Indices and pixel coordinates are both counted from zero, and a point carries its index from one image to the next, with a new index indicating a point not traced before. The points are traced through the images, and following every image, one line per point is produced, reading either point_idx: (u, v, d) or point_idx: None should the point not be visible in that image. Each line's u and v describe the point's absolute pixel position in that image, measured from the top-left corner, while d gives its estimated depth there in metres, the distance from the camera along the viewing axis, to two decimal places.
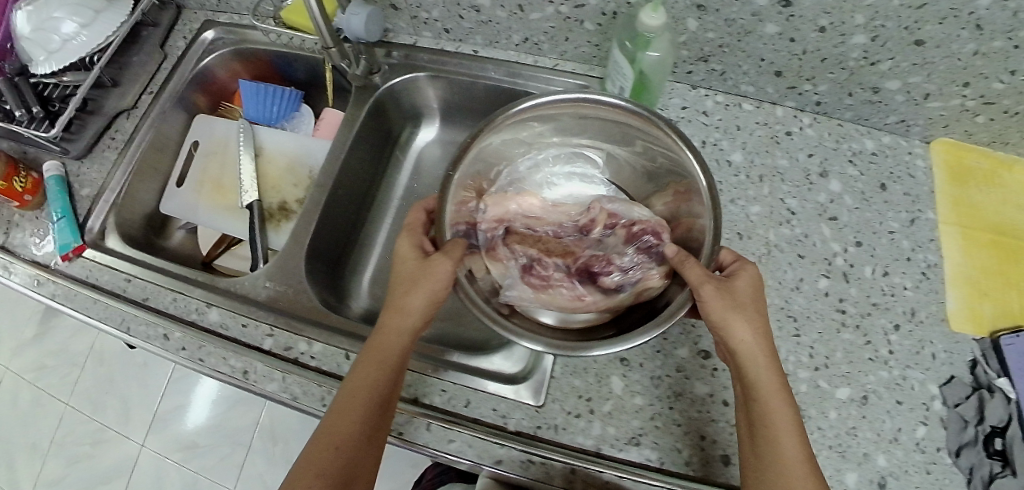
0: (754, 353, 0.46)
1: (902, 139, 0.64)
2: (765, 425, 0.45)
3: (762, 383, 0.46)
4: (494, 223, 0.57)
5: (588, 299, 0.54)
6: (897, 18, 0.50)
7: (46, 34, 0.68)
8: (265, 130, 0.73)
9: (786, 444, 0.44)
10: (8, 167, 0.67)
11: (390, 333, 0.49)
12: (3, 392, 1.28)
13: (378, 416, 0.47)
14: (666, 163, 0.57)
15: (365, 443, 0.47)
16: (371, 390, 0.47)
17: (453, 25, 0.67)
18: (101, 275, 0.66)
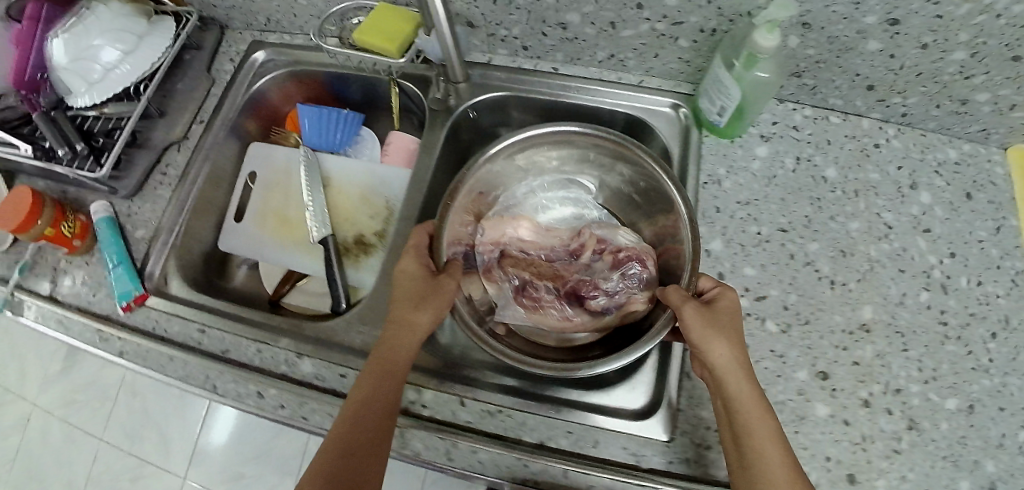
0: (734, 369, 0.47)
1: (980, 147, 0.65)
2: (755, 444, 0.44)
3: (747, 402, 0.45)
4: (489, 246, 0.65)
5: (577, 320, 0.62)
6: (1001, 35, 0.50)
7: (86, 63, 0.62)
8: (332, 158, 0.70)
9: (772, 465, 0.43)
10: (56, 212, 0.61)
11: (399, 339, 0.50)
12: (34, 427, 1.22)
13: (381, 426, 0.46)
14: (654, 196, 0.63)
15: (368, 456, 0.45)
16: (378, 397, 0.47)
17: (533, 42, 0.64)
18: (172, 325, 0.61)
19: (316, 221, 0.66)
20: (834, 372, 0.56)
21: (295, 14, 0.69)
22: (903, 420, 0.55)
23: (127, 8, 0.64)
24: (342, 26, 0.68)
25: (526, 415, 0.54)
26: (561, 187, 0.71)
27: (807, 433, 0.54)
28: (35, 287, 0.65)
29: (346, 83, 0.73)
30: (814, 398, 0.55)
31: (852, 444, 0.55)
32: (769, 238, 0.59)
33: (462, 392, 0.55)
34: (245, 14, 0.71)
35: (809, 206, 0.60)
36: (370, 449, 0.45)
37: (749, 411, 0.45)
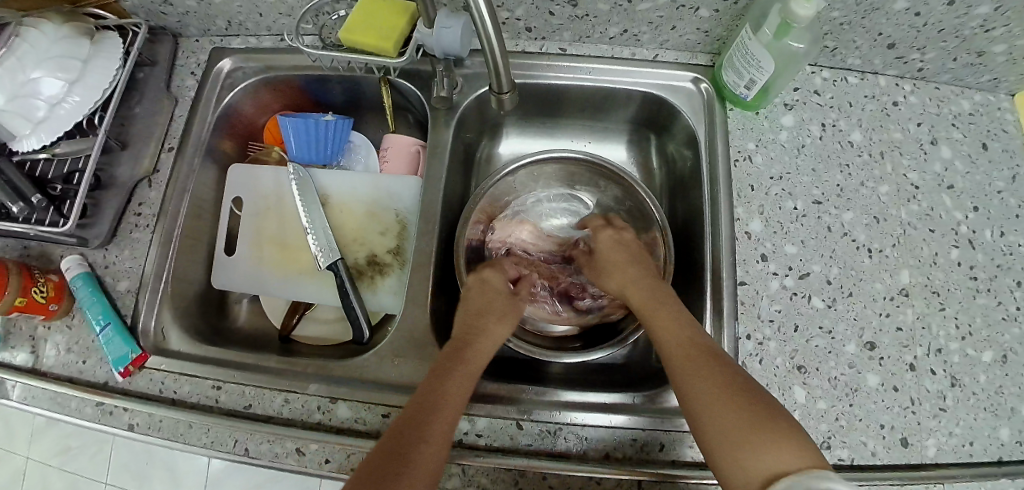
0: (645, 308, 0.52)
1: (990, 95, 0.65)
2: (685, 372, 0.45)
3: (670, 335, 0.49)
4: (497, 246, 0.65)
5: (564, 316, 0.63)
6: None
7: (27, 100, 0.53)
8: (327, 173, 0.63)
9: (703, 388, 0.44)
10: (23, 278, 0.54)
11: (461, 361, 0.48)
12: (29, 481, 1.07)
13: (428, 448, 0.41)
14: (644, 218, 0.64)
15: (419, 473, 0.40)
16: (433, 416, 0.43)
17: (539, 24, 0.59)
18: (182, 385, 0.55)
19: (321, 246, 0.59)
20: (880, 341, 0.55)
21: (261, 13, 0.60)
22: (945, 378, 0.55)
23: (65, 29, 0.56)
24: (318, 23, 0.60)
25: (588, 429, 0.51)
26: (562, 201, 0.68)
27: (861, 405, 0.54)
28: (16, 360, 0.58)
29: (328, 87, 0.66)
30: (864, 369, 0.54)
31: (905, 409, 0.54)
32: (806, 213, 0.58)
33: (517, 414, 0.51)
34: (201, 19, 0.63)
35: (839, 174, 0.60)
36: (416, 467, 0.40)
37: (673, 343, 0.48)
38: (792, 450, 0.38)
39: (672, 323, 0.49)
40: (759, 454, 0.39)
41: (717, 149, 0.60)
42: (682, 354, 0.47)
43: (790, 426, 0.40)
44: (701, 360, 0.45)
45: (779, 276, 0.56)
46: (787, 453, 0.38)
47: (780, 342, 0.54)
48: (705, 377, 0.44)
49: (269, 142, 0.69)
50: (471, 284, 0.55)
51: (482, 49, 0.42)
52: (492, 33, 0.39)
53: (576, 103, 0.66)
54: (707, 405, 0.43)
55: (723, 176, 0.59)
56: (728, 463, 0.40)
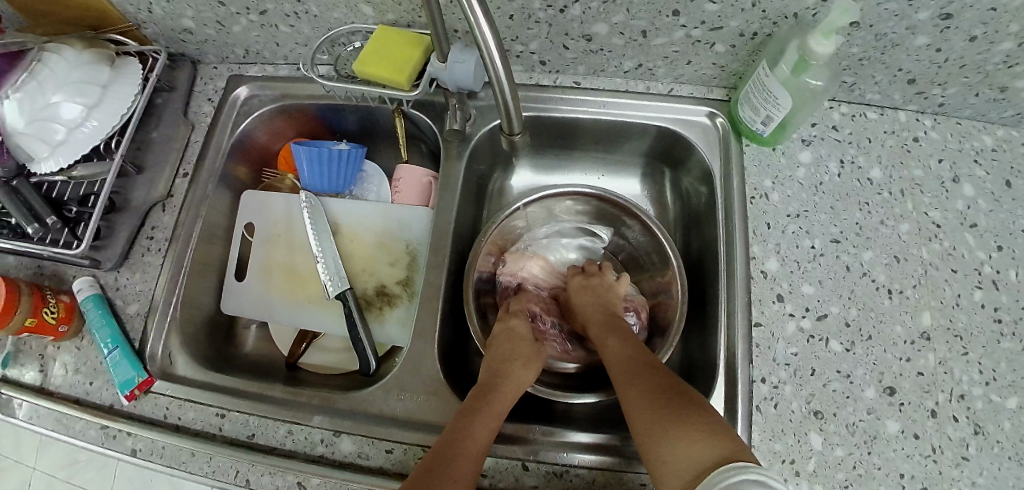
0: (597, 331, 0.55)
1: (1014, 131, 0.63)
2: (623, 383, 0.47)
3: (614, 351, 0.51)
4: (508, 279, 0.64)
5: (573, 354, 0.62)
6: None
7: (46, 124, 0.54)
8: (339, 202, 0.63)
9: (634, 394, 0.44)
10: (34, 298, 0.54)
11: (490, 400, 0.47)
12: None
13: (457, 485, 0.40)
14: (658, 254, 0.63)
15: None
16: (463, 452, 0.42)
17: (553, 55, 0.59)
18: (186, 412, 0.54)
19: (330, 273, 0.58)
20: (901, 386, 0.54)
21: (278, 42, 0.61)
22: (969, 426, 0.53)
23: (86, 55, 0.57)
24: (333, 54, 0.60)
25: (595, 472, 0.49)
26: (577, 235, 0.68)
27: (880, 452, 0.52)
28: (25, 378, 0.58)
29: (342, 115, 0.66)
30: (883, 415, 0.53)
31: (927, 458, 0.52)
32: (823, 251, 0.57)
33: (523, 453, 0.50)
34: (219, 47, 0.64)
35: (858, 212, 0.58)
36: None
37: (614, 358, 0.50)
38: (706, 439, 0.38)
39: (618, 343, 0.51)
40: (676, 446, 0.38)
41: (732, 183, 0.59)
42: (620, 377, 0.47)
43: (713, 419, 0.40)
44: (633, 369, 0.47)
45: (796, 317, 0.54)
46: (700, 442, 0.38)
47: (796, 385, 0.53)
48: (635, 384, 0.45)
49: (284, 168, 0.69)
50: (499, 331, 0.55)
51: (492, 85, 0.41)
52: (503, 71, 0.39)
53: (588, 133, 0.65)
54: (635, 407, 0.44)
55: (738, 212, 0.58)
56: (654, 463, 0.39)
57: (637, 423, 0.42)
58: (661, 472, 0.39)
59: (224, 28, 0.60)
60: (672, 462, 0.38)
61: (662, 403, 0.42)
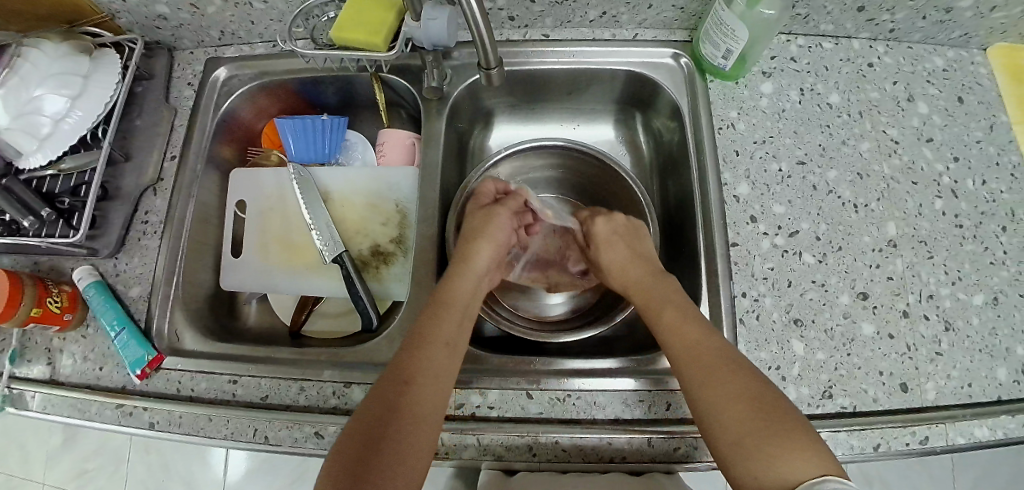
0: (654, 301, 0.52)
1: (962, 52, 0.67)
2: (707, 367, 0.45)
3: (681, 329, 0.48)
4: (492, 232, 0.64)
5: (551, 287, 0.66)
6: None
7: (31, 118, 0.55)
8: (327, 170, 0.64)
9: (727, 385, 0.43)
10: (38, 288, 0.56)
11: (428, 355, 0.46)
12: None
13: (397, 468, 0.40)
14: (629, 196, 0.67)
15: (398, 460, 0.40)
16: (402, 426, 0.42)
17: (521, 11, 0.61)
18: (198, 383, 0.56)
19: (326, 240, 0.60)
20: (872, 291, 0.57)
21: (253, 21, 0.63)
22: (940, 323, 0.56)
23: (64, 47, 0.58)
24: (309, 26, 0.62)
25: (596, 394, 0.52)
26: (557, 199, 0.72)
27: (858, 353, 0.55)
28: (32, 373, 0.60)
29: (321, 88, 0.68)
30: (859, 319, 0.56)
31: (902, 355, 0.55)
32: (791, 173, 0.60)
33: (527, 384, 0.52)
34: (194, 31, 0.65)
35: (821, 134, 0.62)
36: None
37: (687, 341, 0.47)
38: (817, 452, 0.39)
39: (679, 320, 0.49)
40: (760, 454, 0.39)
41: (700, 118, 0.62)
42: (699, 361, 0.45)
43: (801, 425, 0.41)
44: (714, 357, 0.45)
45: (770, 235, 0.58)
46: (808, 452, 0.39)
47: (775, 297, 0.56)
48: (722, 377, 0.44)
49: (268, 145, 0.70)
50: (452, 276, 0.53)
51: (465, 16, 0.43)
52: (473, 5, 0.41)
53: (562, 85, 0.67)
54: (731, 403, 0.42)
55: (708, 144, 0.61)
56: (745, 465, 0.40)
57: (726, 417, 0.42)
58: (749, 478, 0.40)
59: (198, 11, 0.61)
60: (763, 477, 0.39)
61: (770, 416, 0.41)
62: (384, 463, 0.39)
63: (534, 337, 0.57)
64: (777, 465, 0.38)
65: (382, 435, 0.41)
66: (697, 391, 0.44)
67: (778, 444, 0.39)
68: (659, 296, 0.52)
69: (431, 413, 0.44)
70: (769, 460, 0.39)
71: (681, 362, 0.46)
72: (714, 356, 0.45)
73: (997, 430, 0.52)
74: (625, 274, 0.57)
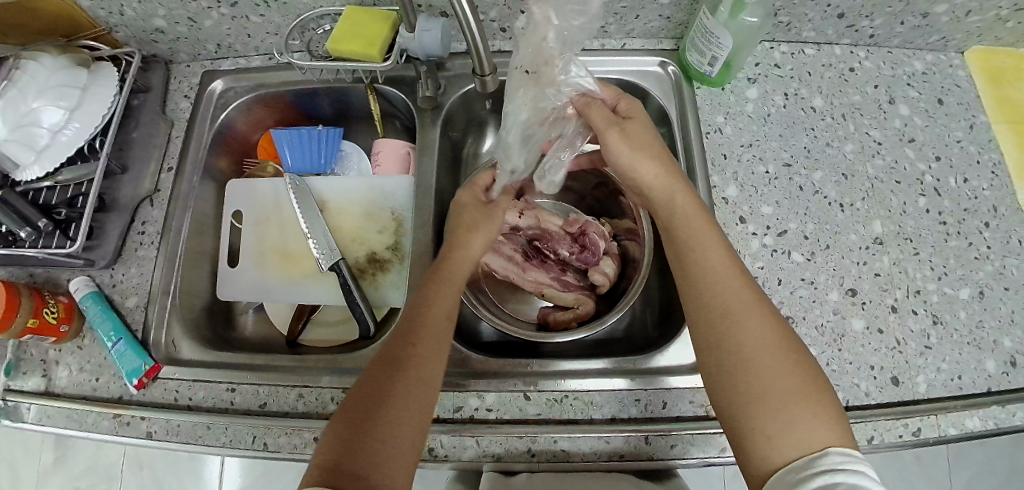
0: (698, 248, 0.49)
1: (940, 55, 0.69)
2: (740, 312, 0.44)
3: (718, 282, 0.47)
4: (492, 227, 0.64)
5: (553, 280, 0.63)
6: None
7: (28, 130, 0.56)
8: (324, 180, 0.65)
9: (754, 336, 0.43)
10: (34, 299, 0.57)
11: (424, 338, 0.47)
12: None
13: (403, 426, 0.41)
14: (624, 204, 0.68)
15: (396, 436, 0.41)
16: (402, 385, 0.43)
17: (512, 23, 0.63)
18: (196, 392, 0.56)
19: (322, 249, 0.61)
20: (861, 288, 0.58)
21: (249, 35, 0.64)
22: (928, 317, 0.57)
23: (63, 60, 0.59)
24: (305, 39, 0.63)
25: (592, 394, 0.52)
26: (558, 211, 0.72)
27: (850, 349, 0.56)
28: (28, 385, 0.60)
29: (316, 100, 0.68)
30: (848, 315, 0.57)
31: (891, 349, 0.56)
32: (778, 175, 0.61)
33: (525, 386, 0.53)
34: (191, 45, 0.66)
35: (806, 137, 0.63)
36: (390, 466, 0.39)
37: (717, 290, 0.46)
38: (827, 422, 0.39)
39: (721, 258, 0.48)
40: (778, 410, 0.40)
41: (688, 124, 0.63)
42: (734, 305, 0.45)
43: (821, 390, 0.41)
44: (750, 305, 0.45)
45: (759, 236, 0.59)
46: (824, 419, 0.39)
47: (766, 296, 0.57)
48: (750, 327, 0.44)
49: (264, 157, 0.71)
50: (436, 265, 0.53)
51: (461, 28, 0.43)
52: (468, 13, 0.42)
53: None
54: (760, 352, 0.42)
55: (697, 149, 0.62)
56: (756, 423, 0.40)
57: (749, 367, 0.42)
58: (758, 434, 0.40)
59: (195, 24, 0.62)
60: (778, 432, 0.39)
61: (794, 374, 0.41)
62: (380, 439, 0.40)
63: (514, 334, 0.57)
64: (784, 435, 0.39)
65: (382, 404, 0.42)
66: (732, 334, 0.44)
67: (784, 411, 0.40)
68: (699, 235, 0.49)
69: (433, 368, 0.45)
70: (773, 425, 0.39)
71: (707, 312, 0.46)
72: (749, 304, 0.45)
73: (989, 420, 0.53)
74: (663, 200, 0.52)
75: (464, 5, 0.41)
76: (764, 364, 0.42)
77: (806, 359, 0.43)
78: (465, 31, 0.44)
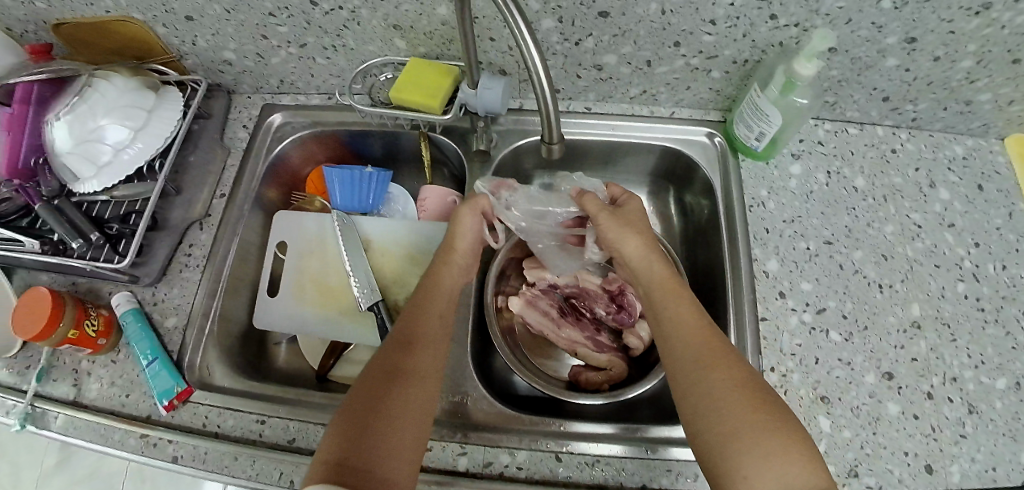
0: (666, 300, 0.50)
1: (981, 140, 0.70)
2: (710, 361, 0.44)
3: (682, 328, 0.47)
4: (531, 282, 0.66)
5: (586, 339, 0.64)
6: (1006, 43, 0.52)
7: (92, 146, 0.58)
8: (369, 220, 0.66)
9: (722, 382, 0.43)
10: (77, 311, 0.57)
11: (418, 346, 0.47)
12: None
13: (399, 432, 0.42)
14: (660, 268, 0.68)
15: (391, 442, 0.41)
16: (405, 386, 0.44)
17: (566, 84, 0.65)
18: (225, 419, 0.56)
19: (363, 289, 0.62)
20: (897, 371, 0.58)
21: (312, 74, 0.66)
22: (963, 405, 0.56)
23: (133, 82, 0.61)
24: (367, 84, 0.66)
25: (624, 460, 0.52)
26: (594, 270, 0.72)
27: (884, 433, 0.55)
28: (61, 396, 0.60)
29: (368, 141, 0.71)
30: (883, 398, 0.56)
31: (927, 435, 0.55)
32: (818, 252, 0.62)
33: (556, 446, 0.52)
34: (255, 78, 0.69)
35: (847, 216, 0.64)
36: (393, 464, 0.40)
37: (687, 340, 0.46)
38: (802, 468, 0.38)
39: (691, 312, 0.48)
40: (748, 453, 0.39)
41: (732, 195, 0.64)
42: (705, 355, 0.45)
43: (797, 437, 0.40)
44: (719, 353, 0.45)
45: (798, 312, 0.59)
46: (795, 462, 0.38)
47: (803, 373, 0.57)
48: (720, 374, 0.43)
49: (312, 191, 0.72)
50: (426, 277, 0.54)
51: (537, 101, 0.45)
52: (545, 86, 0.43)
53: (599, 153, 0.70)
54: (727, 397, 0.42)
55: (739, 219, 0.63)
56: (724, 468, 0.39)
57: (719, 413, 0.41)
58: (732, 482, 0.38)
59: (263, 60, 0.65)
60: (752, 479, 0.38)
61: (765, 418, 0.40)
62: (377, 444, 0.40)
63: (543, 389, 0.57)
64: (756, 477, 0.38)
65: (376, 408, 0.42)
66: (702, 382, 0.43)
67: (752, 452, 0.39)
68: (671, 292, 0.50)
69: (429, 376, 0.46)
70: (742, 467, 0.38)
71: (679, 363, 0.46)
72: (718, 351, 0.45)
73: None
74: (642, 267, 0.53)
75: (543, 79, 0.42)
76: (732, 410, 0.41)
77: (777, 404, 0.42)
78: (539, 104, 0.45)
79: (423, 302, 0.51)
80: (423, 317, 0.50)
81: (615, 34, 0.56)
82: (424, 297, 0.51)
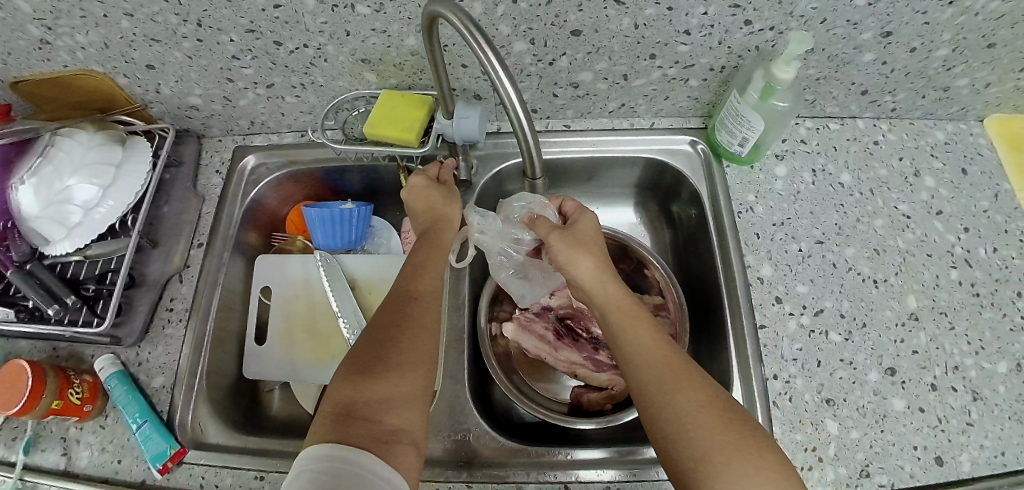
0: (622, 321, 0.46)
1: (961, 124, 0.69)
2: (671, 380, 0.41)
3: (640, 351, 0.43)
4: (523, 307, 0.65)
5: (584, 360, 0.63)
6: (980, 29, 0.52)
7: (60, 207, 0.56)
8: (354, 258, 0.65)
9: (685, 402, 0.39)
10: (59, 380, 0.56)
11: (416, 307, 0.47)
12: None
13: (399, 381, 0.41)
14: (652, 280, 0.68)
15: (393, 397, 0.40)
16: (405, 339, 0.44)
17: (544, 104, 0.64)
18: (222, 479, 0.54)
19: (352, 332, 0.61)
20: (900, 365, 0.56)
21: (283, 113, 0.65)
22: (967, 392, 0.55)
23: (98, 137, 0.59)
24: (340, 119, 0.64)
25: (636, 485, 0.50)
26: None
27: (892, 429, 0.54)
28: (46, 470, 0.58)
29: (346, 176, 0.69)
30: (888, 394, 0.55)
31: (934, 428, 0.54)
32: (811, 253, 0.61)
33: (564, 477, 0.51)
34: (224, 121, 0.67)
35: (836, 213, 0.64)
36: (399, 407, 0.40)
37: (647, 360, 0.43)
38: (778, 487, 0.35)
39: (649, 329, 0.45)
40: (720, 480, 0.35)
41: (719, 201, 0.64)
42: (666, 376, 0.41)
43: (770, 452, 0.37)
44: (680, 370, 0.41)
45: (795, 316, 0.58)
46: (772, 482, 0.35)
47: (806, 378, 0.56)
48: (684, 393, 0.40)
49: (293, 232, 0.71)
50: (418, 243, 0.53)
51: (512, 130, 0.44)
52: (520, 115, 0.42)
53: (582, 170, 0.70)
54: (692, 419, 0.38)
55: (728, 226, 0.62)
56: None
57: (686, 440, 0.37)
58: None
59: (230, 103, 0.63)
60: None
61: (734, 435, 0.37)
62: (379, 394, 0.40)
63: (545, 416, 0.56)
64: None
65: (376, 364, 0.42)
66: (665, 406, 0.39)
67: (726, 478, 0.35)
68: (627, 312, 0.47)
69: (429, 336, 0.46)
70: None
71: (641, 388, 0.42)
72: (679, 368, 0.41)
73: None
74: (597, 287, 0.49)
75: (515, 106, 0.41)
76: (698, 432, 0.37)
77: (745, 420, 0.39)
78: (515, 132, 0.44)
79: (417, 267, 0.51)
80: (419, 281, 0.49)
81: (589, 52, 0.55)
82: (416, 265, 0.51)
